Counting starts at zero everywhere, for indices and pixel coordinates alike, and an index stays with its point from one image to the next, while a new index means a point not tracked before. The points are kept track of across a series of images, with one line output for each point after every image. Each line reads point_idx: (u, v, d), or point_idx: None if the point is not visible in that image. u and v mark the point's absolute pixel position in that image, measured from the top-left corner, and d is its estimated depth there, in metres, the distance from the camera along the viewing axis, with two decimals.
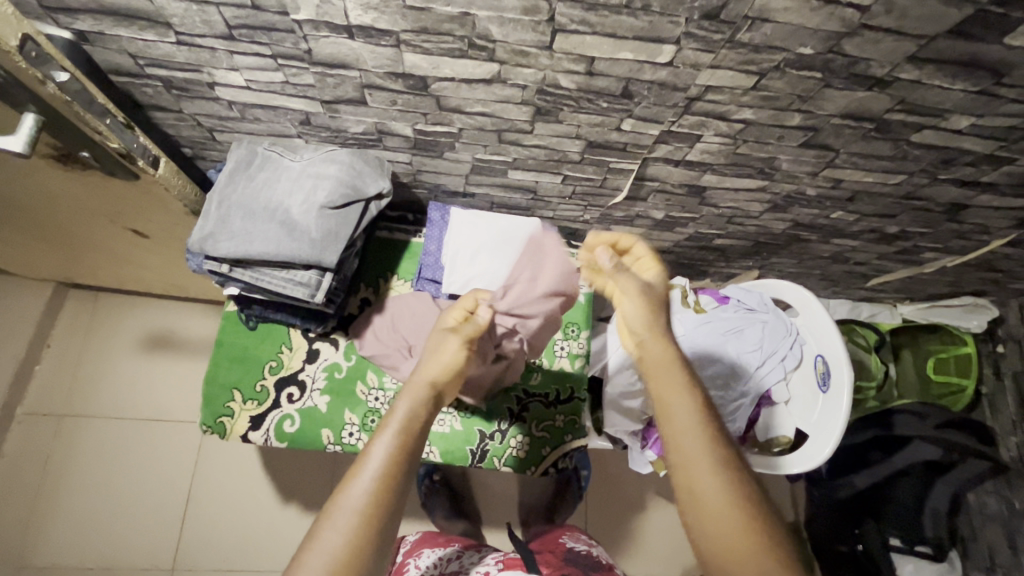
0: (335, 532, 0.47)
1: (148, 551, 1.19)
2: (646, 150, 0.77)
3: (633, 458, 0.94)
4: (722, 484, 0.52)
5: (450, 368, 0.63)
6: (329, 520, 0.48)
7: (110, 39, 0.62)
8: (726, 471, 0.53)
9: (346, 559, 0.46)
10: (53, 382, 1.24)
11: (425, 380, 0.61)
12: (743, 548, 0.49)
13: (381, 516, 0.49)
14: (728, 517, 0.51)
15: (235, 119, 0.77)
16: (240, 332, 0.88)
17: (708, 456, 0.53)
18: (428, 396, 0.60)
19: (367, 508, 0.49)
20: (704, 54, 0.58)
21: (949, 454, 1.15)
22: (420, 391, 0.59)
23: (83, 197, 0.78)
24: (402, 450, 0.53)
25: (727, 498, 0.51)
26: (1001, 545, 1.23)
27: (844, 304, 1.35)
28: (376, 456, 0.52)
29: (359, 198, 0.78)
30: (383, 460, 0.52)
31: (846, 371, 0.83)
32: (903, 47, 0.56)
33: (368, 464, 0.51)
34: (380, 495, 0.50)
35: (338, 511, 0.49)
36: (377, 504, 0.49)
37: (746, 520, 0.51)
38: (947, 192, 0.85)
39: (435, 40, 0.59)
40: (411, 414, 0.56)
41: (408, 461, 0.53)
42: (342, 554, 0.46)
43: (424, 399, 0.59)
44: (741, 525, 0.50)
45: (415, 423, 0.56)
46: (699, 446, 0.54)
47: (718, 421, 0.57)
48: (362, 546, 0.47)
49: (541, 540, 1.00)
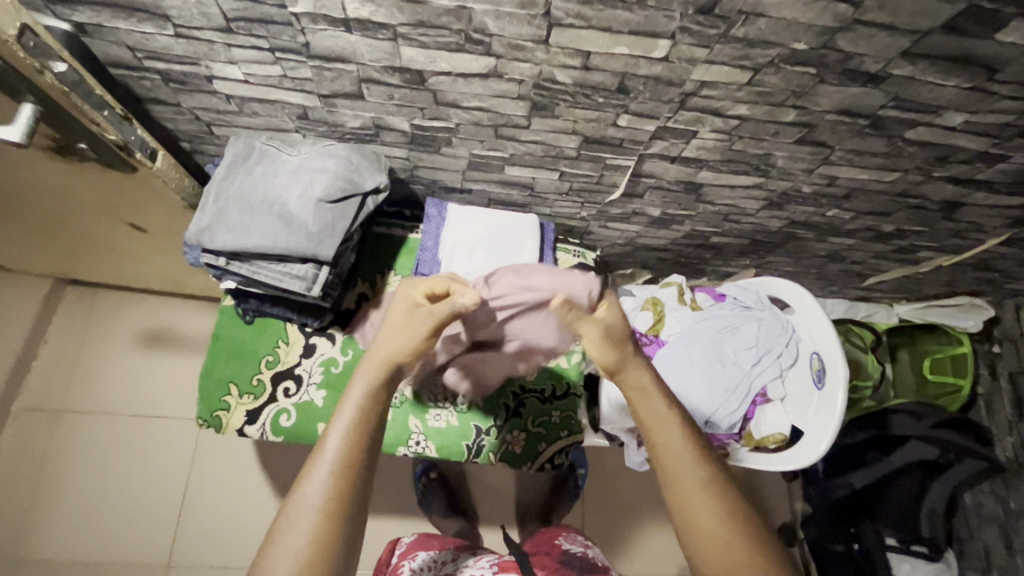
0: (297, 530, 0.49)
1: (144, 547, 1.18)
2: (642, 146, 0.78)
3: (629, 454, 0.95)
4: (709, 499, 0.56)
5: (413, 346, 0.61)
6: (288, 518, 0.50)
7: (109, 31, 0.62)
8: (707, 488, 0.57)
9: (310, 557, 0.48)
10: (50, 378, 1.24)
11: (383, 359, 0.59)
12: (720, 551, 0.54)
13: (343, 512, 0.50)
14: (714, 529, 0.55)
15: (233, 113, 0.77)
16: (237, 327, 0.89)
17: (695, 475, 0.58)
18: (385, 376, 0.58)
19: (328, 505, 0.50)
20: (700, 48, 0.59)
21: (946, 454, 1.15)
22: (377, 372, 0.58)
23: (81, 189, 0.79)
24: (359, 440, 0.54)
25: (708, 503, 0.56)
26: (997, 545, 1.24)
27: (839, 304, 1.31)
28: (333, 447, 0.52)
29: (356, 192, 0.78)
30: (340, 452, 0.52)
31: (842, 369, 0.85)
32: (897, 42, 0.56)
33: (324, 458, 0.52)
34: (340, 488, 0.51)
35: (298, 509, 0.50)
36: (337, 500, 0.50)
37: (722, 523, 0.55)
38: (941, 190, 0.85)
39: (432, 33, 0.59)
40: (367, 401, 0.56)
41: (365, 451, 0.53)
42: (306, 552, 0.48)
43: (382, 384, 0.58)
44: (719, 527, 0.55)
45: (373, 406, 0.56)
46: (682, 454, 0.59)
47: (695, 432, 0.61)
48: (325, 543, 0.49)
49: (536, 541, 1.00)
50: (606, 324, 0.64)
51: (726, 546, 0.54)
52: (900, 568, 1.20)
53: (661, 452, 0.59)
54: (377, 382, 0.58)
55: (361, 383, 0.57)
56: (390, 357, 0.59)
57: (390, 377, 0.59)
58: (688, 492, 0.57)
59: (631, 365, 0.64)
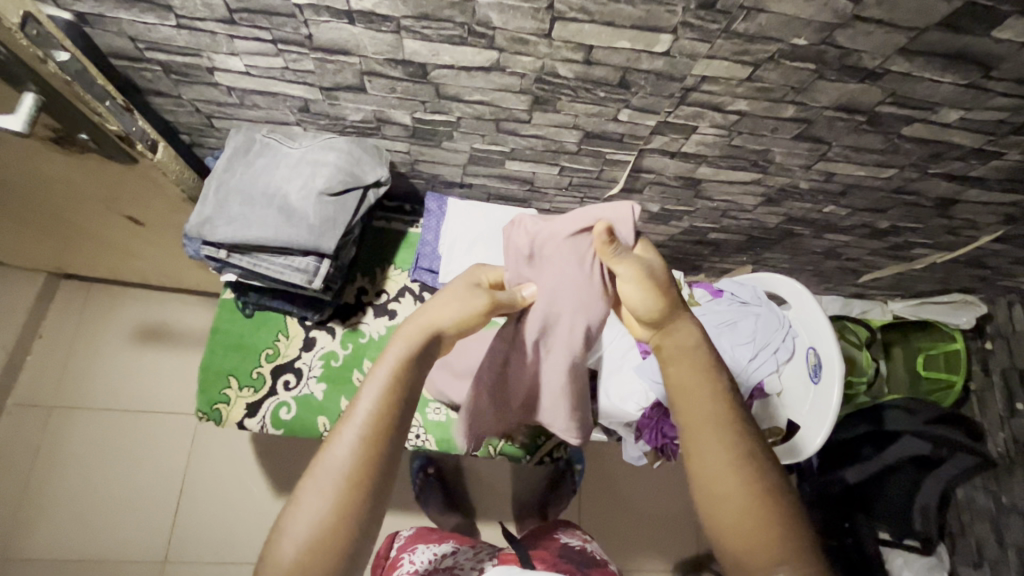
0: (318, 494, 0.48)
1: (139, 542, 1.18)
2: (642, 141, 0.78)
3: (627, 448, 0.95)
4: (736, 477, 0.54)
5: (458, 318, 0.59)
6: (313, 481, 0.49)
7: (110, 22, 0.62)
8: (738, 466, 0.54)
9: (329, 524, 0.47)
10: (45, 372, 1.24)
11: (424, 326, 0.58)
12: (743, 530, 0.52)
13: (370, 477, 0.50)
14: (737, 505, 0.53)
15: (234, 106, 0.77)
16: (237, 320, 0.89)
17: (724, 448, 0.55)
18: (423, 344, 0.57)
19: (351, 469, 0.49)
20: (701, 43, 0.59)
21: (939, 449, 1.15)
22: (414, 340, 0.56)
23: (80, 182, 0.78)
24: (390, 405, 0.52)
25: (737, 484, 0.53)
26: (988, 538, 1.26)
27: (837, 300, 1.34)
28: (361, 413, 0.51)
29: (358, 185, 0.78)
30: (369, 419, 0.51)
31: (837, 365, 0.85)
32: (895, 39, 0.57)
33: (354, 421, 0.51)
34: (368, 453, 0.50)
35: (321, 473, 0.49)
36: (364, 466, 0.49)
37: (751, 506, 0.52)
38: (936, 187, 0.86)
39: (435, 26, 0.59)
40: (402, 367, 0.54)
41: (395, 418, 0.52)
42: (328, 517, 0.47)
43: (420, 351, 0.56)
44: (746, 510, 0.52)
45: (408, 370, 0.54)
46: (717, 435, 0.55)
47: (735, 409, 0.58)
48: (345, 509, 0.48)
49: (534, 536, 1.00)
50: (641, 266, 0.68)
51: (752, 525, 0.52)
52: (894, 563, 1.24)
53: (696, 426, 0.56)
54: (413, 350, 0.55)
55: (397, 347, 0.55)
56: (434, 323, 0.58)
57: (428, 345, 0.57)
58: (715, 464, 0.54)
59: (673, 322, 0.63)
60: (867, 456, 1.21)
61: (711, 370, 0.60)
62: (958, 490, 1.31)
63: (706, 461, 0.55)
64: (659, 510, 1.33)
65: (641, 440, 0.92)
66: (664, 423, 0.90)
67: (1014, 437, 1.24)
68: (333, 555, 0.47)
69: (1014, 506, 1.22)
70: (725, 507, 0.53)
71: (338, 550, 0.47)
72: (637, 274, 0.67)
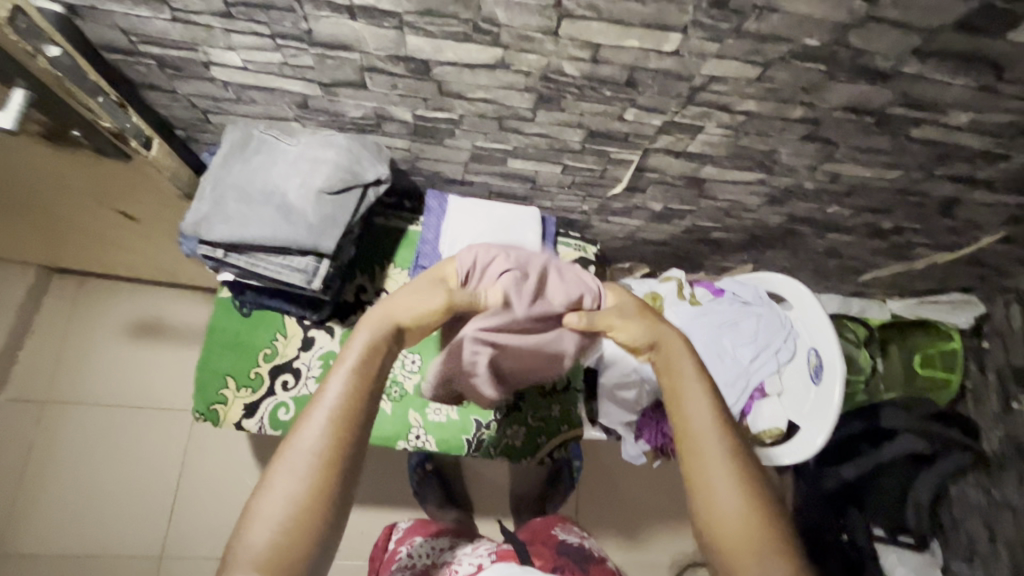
0: (292, 475, 0.49)
1: (134, 541, 1.17)
2: (647, 140, 0.77)
3: (626, 448, 0.94)
4: (728, 480, 0.54)
5: (415, 315, 0.60)
6: (283, 464, 0.50)
7: (103, 14, 0.60)
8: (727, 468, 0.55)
9: (304, 503, 0.49)
10: (38, 367, 1.22)
11: (387, 317, 0.59)
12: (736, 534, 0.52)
13: (341, 457, 0.51)
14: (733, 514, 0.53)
15: (230, 101, 0.75)
16: (233, 319, 0.87)
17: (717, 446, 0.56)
18: (387, 330, 0.58)
19: (325, 451, 0.50)
20: (711, 43, 0.58)
21: (934, 446, 1.18)
22: (378, 326, 0.58)
23: (72, 177, 0.77)
24: (361, 386, 0.54)
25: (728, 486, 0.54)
26: (981, 535, 1.27)
27: (834, 299, 1.32)
28: (332, 395, 0.53)
29: (358, 183, 0.77)
30: (340, 400, 0.52)
31: (838, 369, 0.84)
32: (909, 40, 0.56)
33: (324, 402, 0.53)
34: (338, 436, 0.51)
35: (294, 454, 0.50)
36: (334, 448, 0.51)
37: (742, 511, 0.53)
38: (942, 188, 0.86)
39: (440, 22, 0.58)
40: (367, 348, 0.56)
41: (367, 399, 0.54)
42: (301, 497, 0.49)
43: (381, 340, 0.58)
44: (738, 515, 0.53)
45: (374, 355, 0.56)
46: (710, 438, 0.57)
47: (727, 412, 0.59)
48: (321, 490, 0.49)
49: (531, 529, 0.99)
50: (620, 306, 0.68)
51: (739, 527, 0.52)
52: (889, 560, 1.24)
53: (687, 437, 0.58)
54: (377, 334, 0.57)
55: (362, 333, 0.57)
56: (393, 312, 0.59)
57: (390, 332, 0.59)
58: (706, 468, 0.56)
59: (664, 335, 0.65)
60: (864, 451, 1.21)
61: (704, 376, 0.62)
62: (952, 487, 1.31)
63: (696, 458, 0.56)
64: (655, 506, 1.34)
65: (641, 439, 0.92)
66: (664, 421, 0.91)
67: (1008, 435, 1.24)
68: (307, 535, 0.48)
69: (1006, 504, 1.23)
70: (720, 516, 0.53)
71: (311, 530, 0.48)
72: (621, 316, 0.66)
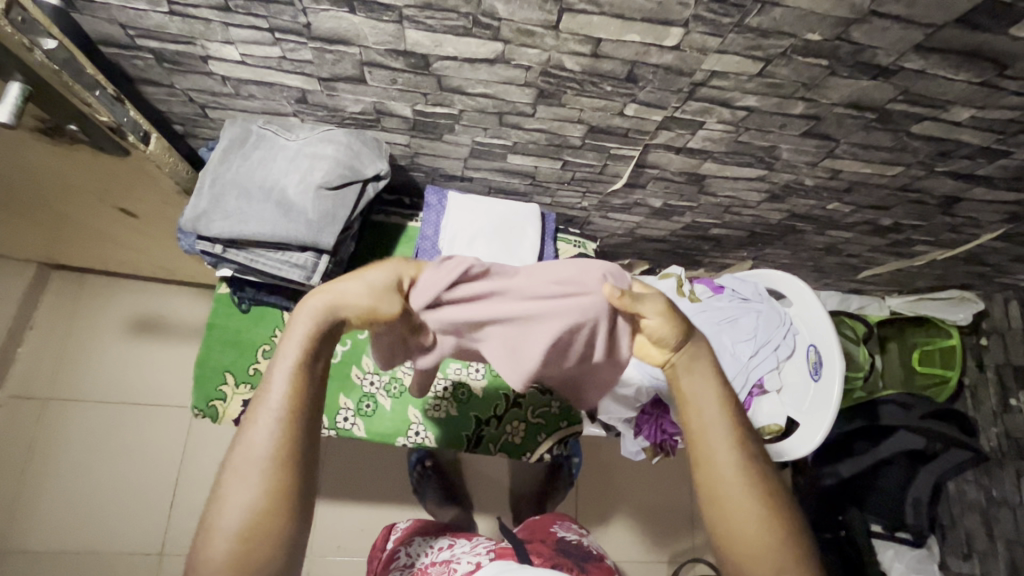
0: (248, 483, 0.50)
1: (135, 537, 1.17)
2: (648, 136, 0.76)
3: (625, 443, 0.95)
4: (743, 485, 0.57)
5: (359, 313, 0.54)
6: (237, 472, 0.51)
7: (99, 7, 0.60)
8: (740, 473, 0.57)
9: (266, 507, 0.50)
10: (36, 364, 1.21)
11: (326, 311, 0.54)
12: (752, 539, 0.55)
13: (294, 455, 0.52)
14: (748, 520, 0.56)
15: (229, 96, 0.75)
16: (232, 316, 0.87)
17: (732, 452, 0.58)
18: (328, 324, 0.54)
19: (277, 453, 0.51)
20: (713, 38, 0.57)
21: (932, 442, 1.17)
22: (317, 318, 0.54)
23: (70, 172, 0.76)
24: (303, 383, 0.54)
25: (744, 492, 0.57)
26: (978, 530, 1.27)
27: (833, 296, 1.34)
28: (274, 396, 0.52)
29: (357, 178, 0.76)
30: (283, 402, 0.52)
31: (837, 364, 0.85)
32: (912, 35, 0.56)
33: (267, 407, 0.52)
34: (287, 435, 0.52)
35: (246, 461, 0.51)
36: (287, 449, 0.52)
37: (757, 516, 0.56)
38: (942, 184, 0.85)
39: (440, 16, 0.57)
40: (308, 344, 0.54)
41: (309, 394, 0.54)
42: (261, 502, 0.50)
43: (321, 332, 0.54)
44: (753, 520, 0.56)
45: (314, 348, 0.54)
46: (722, 445, 0.58)
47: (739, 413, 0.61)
48: (280, 492, 0.51)
49: (531, 526, 0.98)
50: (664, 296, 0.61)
51: (755, 530, 0.55)
52: (885, 555, 1.23)
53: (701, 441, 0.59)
54: (315, 329, 0.54)
55: (302, 326, 0.54)
56: (333, 305, 0.54)
57: (331, 322, 0.55)
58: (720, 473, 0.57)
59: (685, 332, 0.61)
60: (861, 450, 1.21)
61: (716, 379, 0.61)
62: (950, 483, 1.32)
63: (711, 464, 0.58)
64: (653, 503, 1.34)
65: (641, 435, 0.92)
66: (662, 418, 0.90)
67: (1006, 432, 1.24)
68: (273, 536, 0.50)
69: (1004, 500, 1.23)
70: (734, 521, 0.56)
71: (275, 531, 0.50)
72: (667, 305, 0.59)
